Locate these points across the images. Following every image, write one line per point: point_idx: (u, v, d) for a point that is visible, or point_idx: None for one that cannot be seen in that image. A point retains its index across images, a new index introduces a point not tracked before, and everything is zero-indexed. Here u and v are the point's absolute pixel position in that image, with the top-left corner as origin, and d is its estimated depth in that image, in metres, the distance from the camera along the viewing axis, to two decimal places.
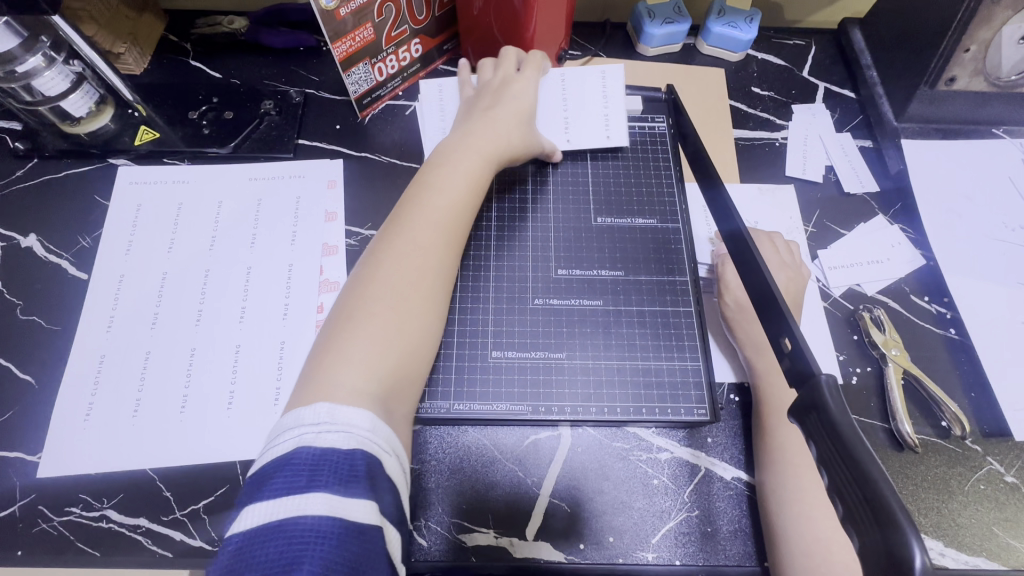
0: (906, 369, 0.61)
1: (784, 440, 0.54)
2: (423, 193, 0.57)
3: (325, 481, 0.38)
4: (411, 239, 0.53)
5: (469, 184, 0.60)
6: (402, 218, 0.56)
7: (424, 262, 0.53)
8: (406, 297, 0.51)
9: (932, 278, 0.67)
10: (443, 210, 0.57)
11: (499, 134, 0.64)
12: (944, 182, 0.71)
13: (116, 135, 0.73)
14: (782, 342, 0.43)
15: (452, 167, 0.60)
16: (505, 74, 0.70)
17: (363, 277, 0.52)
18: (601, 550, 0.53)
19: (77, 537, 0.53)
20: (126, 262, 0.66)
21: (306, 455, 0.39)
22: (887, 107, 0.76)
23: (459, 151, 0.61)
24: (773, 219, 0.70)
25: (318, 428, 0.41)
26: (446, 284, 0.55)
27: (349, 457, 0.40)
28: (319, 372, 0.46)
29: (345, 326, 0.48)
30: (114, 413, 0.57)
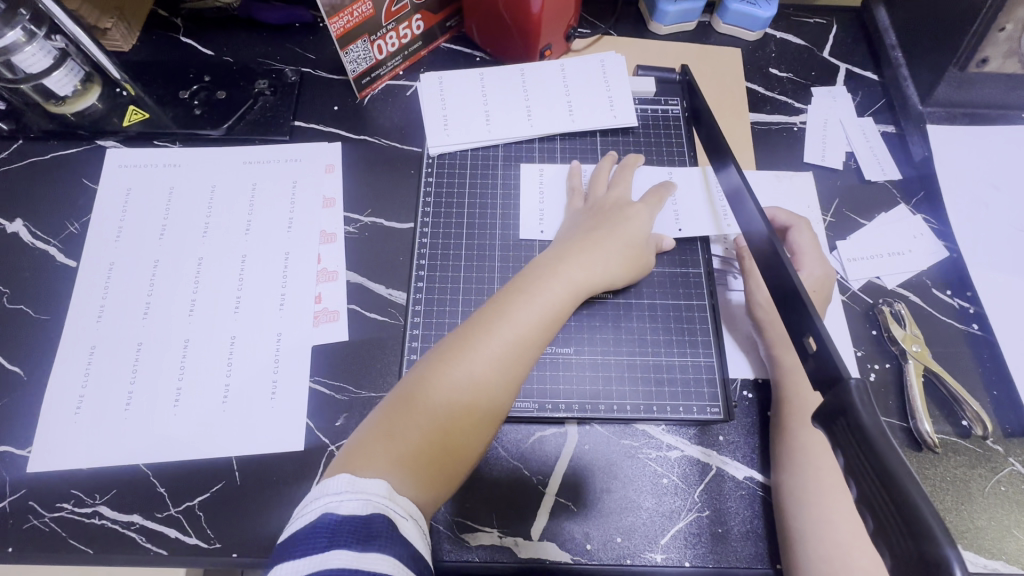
0: (926, 366, 0.58)
1: (800, 439, 0.52)
2: (523, 283, 0.54)
3: (345, 542, 0.37)
4: (503, 335, 0.50)
5: (569, 296, 0.54)
6: (499, 300, 0.53)
7: (509, 364, 0.50)
8: (477, 400, 0.48)
9: (955, 270, 0.64)
10: (537, 307, 0.52)
11: (609, 234, 0.59)
12: (970, 170, 0.68)
13: (103, 115, 0.70)
14: (805, 342, 0.41)
15: (560, 265, 0.55)
16: (628, 177, 0.65)
17: (444, 351, 0.50)
18: (608, 551, 0.52)
19: (69, 533, 0.52)
20: (117, 249, 0.63)
21: (327, 521, 0.38)
22: (912, 90, 0.72)
23: (573, 250, 0.57)
24: (790, 208, 0.67)
25: (341, 498, 0.40)
26: (514, 387, 0.50)
27: (367, 522, 0.39)
28: (368, 439, 0.46)
29: (409, 402, 0.47)
30: (105, 407, 0.56)
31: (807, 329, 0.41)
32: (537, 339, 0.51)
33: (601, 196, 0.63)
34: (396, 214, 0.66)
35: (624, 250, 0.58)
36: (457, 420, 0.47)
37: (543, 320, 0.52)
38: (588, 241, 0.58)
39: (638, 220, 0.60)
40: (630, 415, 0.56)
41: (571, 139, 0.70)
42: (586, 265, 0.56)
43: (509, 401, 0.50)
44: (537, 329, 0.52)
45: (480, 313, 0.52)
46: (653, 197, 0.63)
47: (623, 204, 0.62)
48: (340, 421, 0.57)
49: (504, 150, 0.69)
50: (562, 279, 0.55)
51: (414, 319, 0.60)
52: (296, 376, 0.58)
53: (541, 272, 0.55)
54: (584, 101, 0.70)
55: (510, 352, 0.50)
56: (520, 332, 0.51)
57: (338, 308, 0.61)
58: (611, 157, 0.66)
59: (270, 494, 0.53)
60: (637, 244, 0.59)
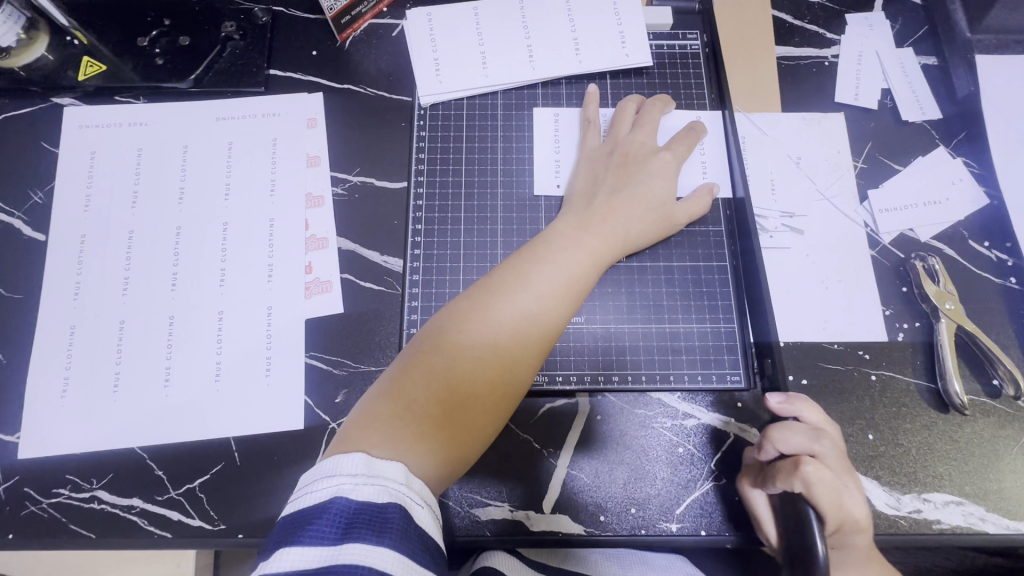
0: (959, 325, 0.55)
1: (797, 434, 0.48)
2: (543, 246, 0.50)
3: (359, 533, 0.34)
4: (525, 302, 0.47)
5: (591, 263, 0.50)
6: (517, 264, 0.49)
7: (531, 335, 0.46)
8: (497, 373, 0.45)
9: (996, 219, 0.59)
10: (559, 275, 0.48)
11: (631, 188, 0.54)
12: (1020, 106, 0.61)
13: (55, 68, 0.63)
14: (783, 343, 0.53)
15: (581, 229, 0.51)
16: (652, 119, 0.59)
17: (458, 318, 0.46)
18: (624, 521, 0.50)
19: (68, 519, 0.50)
20: (87, 219, 0.58)
21: (341, 508, 0.36)
22: (961, 13, 0.64)
23: (593, 213, 0.53)
24: (818, 155, 0.62)
25: (354, 480, 0.37)
26: (535, 361, 0.47)
27: (383, 513, 0.36)
28: (380, 410, 0.43)
29: (424, 373, 0.44)
30: (93, 388, 0.53)
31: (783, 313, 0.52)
32: (561, 309, 0.48)
33: (624, 138, 0.58)
34: (387, 174, 0.61)
35: (649, 205, 0.54)
36: (476, 394, 0.44)
37: (565, 289, 0.48)
38: (611, 200, 0.53)
39: (665, 171, 0.56)
40: (645, 384, 0.54)
41: (578, 81, 0.63)
42: (606, 230, 0.52)
43: (529, 375, 0.46)
44: (561, 299, 0.48)
45: (496, 278, 0.48)
46: (681, 142, 0.58)
47: (649, 151, 0.57)
48: (340, 397, 0.54)
49: (503, 97, 0.63)
50: (585, 244, 0.51)
51: (411, 290, 0.57)
52: (291, 352, 0.55)
53: (562, 236, 0.51)
54: (593, 38, 0.63)
55: (531, 323, 0.46)
56: (543, 302, 0.47)
57: (331, 278, 0.57)
58: (638, 96, 0.61)
59: (273, 476, 0.52)
60: (664, 199, 0.55)
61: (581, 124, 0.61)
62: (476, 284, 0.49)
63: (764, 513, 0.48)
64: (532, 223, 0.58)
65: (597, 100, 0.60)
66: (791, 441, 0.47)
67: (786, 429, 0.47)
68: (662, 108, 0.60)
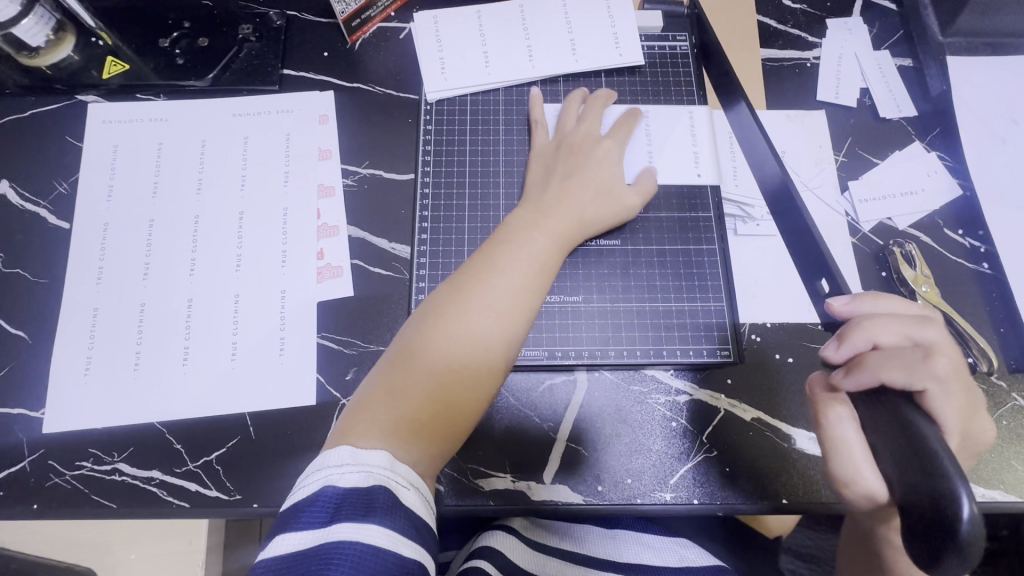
0: (935, 307, 0.58)
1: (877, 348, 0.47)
2: (506, 239, 0.53)
3: (345, 514, 0.37)
4: (492, 290, 0.49)
5: (552, 248, 0.53)
6: (487, 257, 0.52)
7: (503, 320, 0.49)
8: (473, 355, 0.48)
9: (969, 208, 0.63)
10: (522, 261, 0.51)
11: (588, 180, 0.57)
12: (990, 103, 0.65)
13: (80, 67, 0.66)
14: (819, 284, 0.55)
15: (542, 220, 0.55)
16: (596, 116, 0.62)
17: (432, 315, 0.49)
18: (620, 491, 0.53)
19: (91, 490, 0.53)
20: (109, 208, 0.61)
21: (329, 494, 0.38)
22: (933, 18, 0.68)
23: (552, 205, 0.56)
24: (801, 149, 0.66)
25: (341, 469, 0.40)
26: (509, 344, 0.49)
27: (368, 495, 0.38)
28: (366, 404, 0.46)
29: (401, 367, 0.47)
30: (114, 366, 0.56)
31: (818, 256, 0.53)
32: (527, 292, 0.51)
33: (570, 131, 0.61)
34: (394, 166, 0.64)
35: (599, 188, 0.58)
36: (454, 379, 0.47)
37: (530, 272, 0.51)
38: (564, 186, 0.57)
39: (609, 156, 0.60)
40: (641, 360, 0.57)
41: (574, 79, 0.67)
42: (566, 217, 0.55)
43: (508, 357, 0.49)
44: (525, 282, 0.51)
45: (468, 272, 0.51)
46: (623, 127, 0.62)
47: (592, 140, 0.60)
48: (350, 374, 0.57)
49: (504, 94, 0.66)
50: (543, 231, 0.54)
51: (419, 272, 0.60)
52: (304, 332, 0.57)
53: (525, 228, 0.54)
54: (588, 39, 0.67)
55: (502, 308, 0.49)
56: (509, 287, 0.50)
57: (342, 263, 0.60)
58: (580, 91, 0.64)
59: (286, 448, 0.54)
60: (613, 181, 0.59)
61: (529, 125, 0.64)
62: (448, 280, 0.52)
63: (859, 440, 0.46)
64: None
65: (541, 101, 0.64)
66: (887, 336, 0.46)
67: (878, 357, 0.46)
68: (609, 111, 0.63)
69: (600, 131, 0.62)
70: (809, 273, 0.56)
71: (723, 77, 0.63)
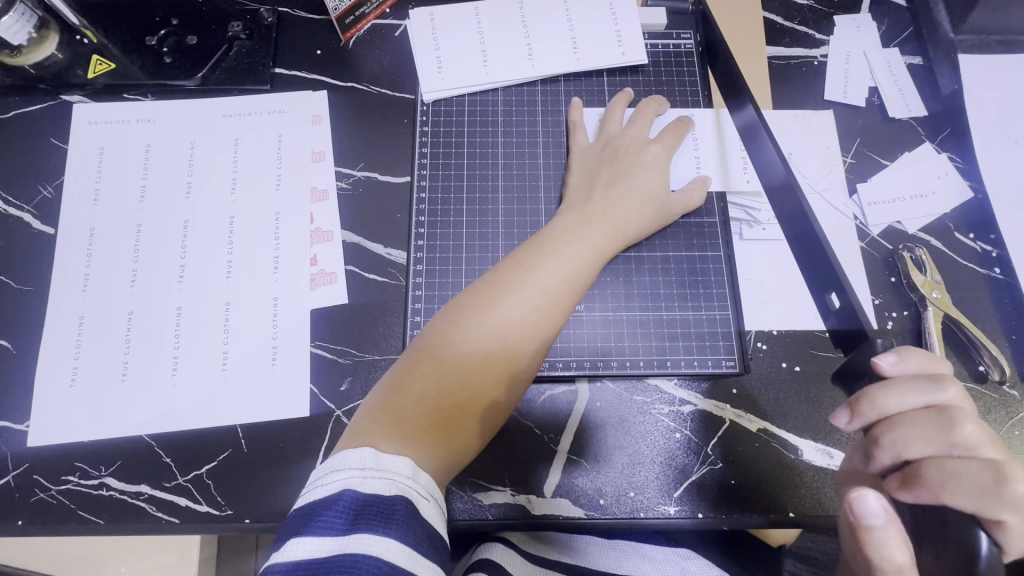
0: (946, 313, 0.56)
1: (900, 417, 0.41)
2: (545, 243, 0.51)
3: (367, 523, 0.35)
4: (530, 298, 0.48)
5: (590, 257, 0.51)
6: (524, 260, 0.50)
7: (537, 329, 0.47)
8: (504, 363, 0.46)
9: (980, 212, 0.61)
10: (561, 268, 0.50)
11: (631, 187, 0.55)
12: (1002, 103, 0.64)
13: (65, 66, 0.64)
14: (829, 299, 0.47)
15: (579, 225, 0.53)
16: (647, 117, 0.60)
17: (465, 314, 0.47)
18: (623, 504, 0.52)
19: (77, 505, 0.51)
20: (95, 213, 0.59)
21: (349, 499, 0.37)
22: (944, 15, 0.66)
23: (590, 211, 0.54)
24: (808, 151, 0.64)
25: (363, 473, 0.38)
26: (537, 352, 0.48)
27: (389, 504, 0.37)
28: (390, 403, 0.44)
29: (432, 368, 0.45)
30: (101, 377, 0.54)
31: (829, 265, 0.46)
32: (563, 303, 0.49)
33: (616, 134, 0.60)
34: (390, 168, 0.62)
35: (644, 197, 0.56)
36: (481, 387, 0.45)
37: (568, 282, 0.50)
38: (608, 191, 0.55)
39: (658, 162, 0.58)
40: (643, 370, 0.55)
41: (574, 78, 0.65)
42: (602, 224, 0.53)
43: (536, 364, 0.48)
44: (563, 292, 0.49)
45: (504, 274, 0.49)
46: (672, 133, 0.60)
47: (640, 143, 0.59)
48: (344, 385, 0.55)
49: (503, 94, 0.64)
50: (583, 238, 0.52)
51: (415, 279, 0.58)
52: (297, 341, 0.56)
53: (564, 233, 0.52)
54: (590, 37, 0.65)
55: (537, 316, 0.48)
56: (547, 296, 0.48)
57: (336, 270, 0.58)
58: (628, 94, 0.62)
59: (279, 462, 0.53)
60: (659, 188, 0.57)
61: (568, 129, 0.62)
62: (482, 279, 0.50)
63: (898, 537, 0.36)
64: (532, 214, 0.60)
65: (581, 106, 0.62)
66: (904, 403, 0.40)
67: (898, 432, 0.40)
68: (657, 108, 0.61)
69: (648, 134, 0.60)
70: (819, 286, 0.49)
71: (732, 79, 0.58)
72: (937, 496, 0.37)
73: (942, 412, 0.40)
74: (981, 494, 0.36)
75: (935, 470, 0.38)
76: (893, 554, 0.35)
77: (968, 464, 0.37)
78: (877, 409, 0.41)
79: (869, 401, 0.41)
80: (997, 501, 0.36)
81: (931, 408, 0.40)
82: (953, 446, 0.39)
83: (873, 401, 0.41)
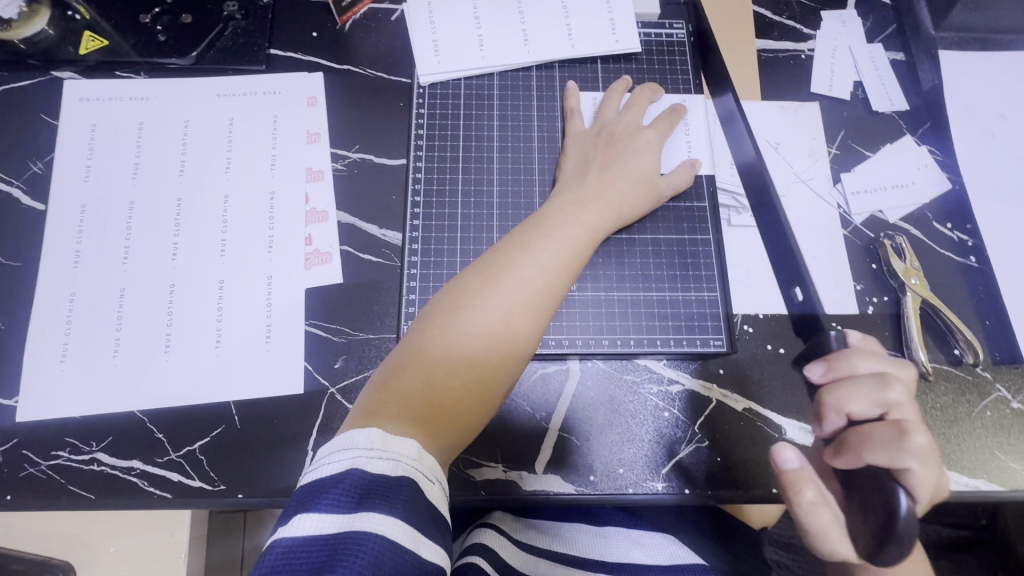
0: (923, 299, 0.59)
1: (847, 386, 0.50)
2: (544, 226, 0.52)
3: (373, 502, 0.36)
4: (530, 279, 0.49)
5: (586, 239, 0.53)
6: (523, 243, 0.51)
7: (537, 310, 0.48)
8: (507, 343, 0.47)
9: (957, 203, 0.63)
10: (560, 251, 0.51)
11: (625, 171, 0.57)
12: (980, 97, 0.66)
13: (55, 42, 0.64)
14: (794, 293, 0.58)
15: (576, 209, 0.54)
16: (641, 106, 0.61)
17: (465, 296, 0.48)
18: (612, 482, 0.53)
19: (68, 480, 0.51)
20: (86, 190, 0.59)
21: (356, 478, 0.37)
22: (926, 12, 0.68)
23: (587, 194, 0.55)
24: (795, 141, 0.66)
25: (370, 453, 0.39)
26: (539, 332, 0.49)
27: (395, 485, 0.38)
28: (395, 386, 0.44)
29: (435, 350, 0.46)
30: (93, 353, 0.54)
31: (791, 258, 0.58)
32: (562, 284, 0.50)
33: (612, 120, 0.61)
34: (385, 150, 0.63)
35: (639, 182, 0.57)
36: (485, 366, 0.46)
37: (566, 264, 0.51)
38: (603, 174, 0.56)
39: (651, 147, 0.59)
40: (633, 349, 0.56)
41: (568, 64, 0.66)
42: (599, 208, 0.54)
43: (537, 343, 0.49)
44: (562, 274, 0.50)
45: (504, 256, 0.50)
46: (666, 121, 0.61)
47: (635, 130, 0.60)
48: (339, 362, 0.55)
49: (499, 79, 0.65)
50: (581, 221, 0.53)
51: (410, 259, 0.58)
52: (291, 319, 0.56)
53: (562, 215, 0.53)
54: (585, 24, 0.66)
55: (537, 297, 0.48)
56: (548, 278, 0.49)
57: (330, 249, 0.58)
58: (624, 82, 0.63)
59: (272, 439, 0.53)
60: (652, 173, 0.58)
61: (564, 113, 0.63)
62: (481, 261, 0.51)
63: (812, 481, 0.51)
64: (526, 196, 0.61)
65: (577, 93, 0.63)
66: (848, 383, 0.50)
67: (842, 391, 0.50)
68: (651, 94, 0.63)
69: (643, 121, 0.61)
70: (785, 281, 0.59)
71: (714, 70, 0.64)
72: (857, 452, 0.48)
73: (884, 377, 0.49)
74: (889, 449, 0.47)
75: (854, 435, 0.49)
76: (803, 490, 0.51)
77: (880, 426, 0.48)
78: (848, 369, 0.51)
79: (846, 363, 0.51)
80: (898, 449, 0.47)
81: (875, 374, 0.49)
82: (887, 402, 0.48)
83: (848, 363, 0.51)
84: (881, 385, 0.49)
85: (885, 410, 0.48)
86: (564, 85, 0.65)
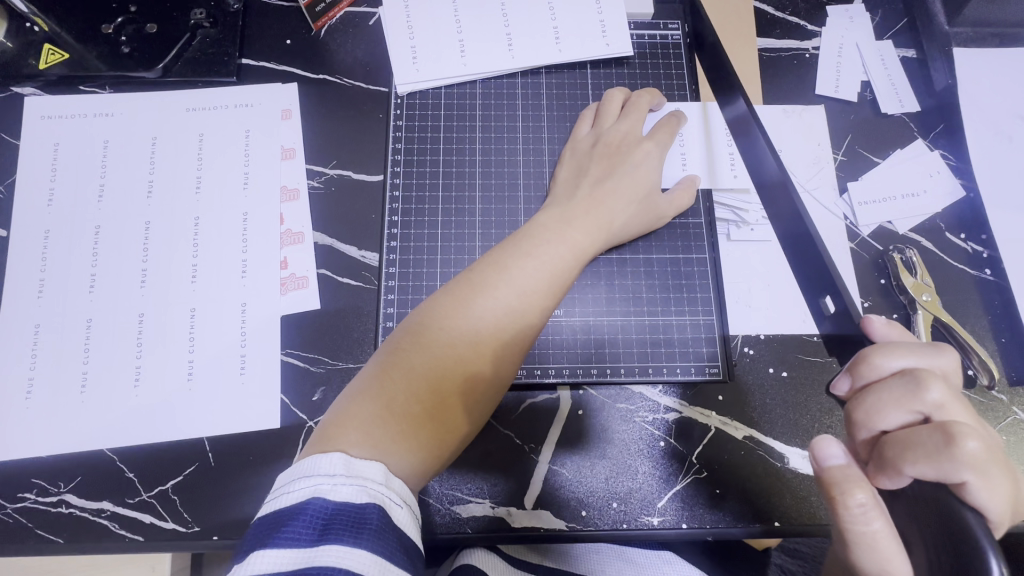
0: (935, 317, 0.55)
1: (878, 401, 0.39)
2: (523, 241, 0.49)
3: (336, 535, 0.32)
4: (507, 298, 0.45)
5: (569, 256, 0.49)
6: (501, 258, 0.48)
7: (514, 330, 0.45)
8: (483, 366, 0.44)
9: (972, 211, 0.60)
10: (540, 269, 0.47)
11: (614, 186, 0.53)
12: (998, 98, 0.62)
13: (16, 57, 0.60)
14: (824, 302, 0.43)
15: (557, 224, 0.50)
16: (633, 125, 0.57)
17: (437, 314, 0.45)
18: (606, 515, 0.50)
19: (36, 524, 0.49)
20: (49, 214, 0.56)
21: (317, 508, 0.33)
22: (939, 7, 0.64)
23: (571, 210, 0.52)
24: (798, 148, 0.62)
25: (332, 480, 0.35)
26: (516, 354, 0.45)
27: (361, 514, 0.34)
28: (359, 407, 0.40)
29: (404, 369, 0.42)
30: (58, 388, 0.51)
31: (822, 265, 0.42)
32: (543, 303, 0.47)
33: (609, 128, 0.57)
34: (363, 166, 0.59)
35: (633, 197, 0.54)
36: (458, 389, 0.43)
37: (548, 282, 0.47)
38: (597, 189, 0.53)
39: (649, 160, 0.55)
40: (624, 377, 0.54)
41: (555, 69, 0.62)
42: (583, 223, 0.51)
43: (515, 366, 0.46)
44: (542, 292, 0.47)
45: (480, 273, 0.47)
46: (664, 130, 0.57)
47: (633, 140, 0.56)
48: (317, 395, 0.53)
49: (483, 87, 0.62)
50: (566, 238, 0.50)
51: (388, 283, 0.56)
52: (265, 349, 0.53)
53: (545, 230, 0.50)
54: (574, 26, 0.62)
55: (513, 318, 0.45)
56: (526, 296, 0.46)
57: (307, 273, 0.55)
58: (652, 93, 0.59)
59: (248, 475, 0.51)
60: (649, 187, 0.54)
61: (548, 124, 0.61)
62: (457, 277, 0.48)
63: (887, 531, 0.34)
64: (511, 214, 0.58)
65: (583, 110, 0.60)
66: (886, 398, 0.38)
67: (876, 403, 0.39)
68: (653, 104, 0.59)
69: (642, 131, 0.57)
70: (811, 288, 0.45)
71: (724, 73, 0.53)
72: (898, 466, 0.35)
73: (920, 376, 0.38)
74: (937, 458, 0.34)
75: (893, 447, 0.36)
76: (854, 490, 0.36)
77: (922, 433, 0.36)
78: (875, 371, 0.39)
79: (866, 364, 0.39)
80: (953, 461, 0.34)
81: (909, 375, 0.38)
82: (925, 406, 0.37)
83: (870, 363, 0.39)
84: (921, 394, 0.37)
85: (925, 414, 0.37)
86: (551, 93, 0.62)
